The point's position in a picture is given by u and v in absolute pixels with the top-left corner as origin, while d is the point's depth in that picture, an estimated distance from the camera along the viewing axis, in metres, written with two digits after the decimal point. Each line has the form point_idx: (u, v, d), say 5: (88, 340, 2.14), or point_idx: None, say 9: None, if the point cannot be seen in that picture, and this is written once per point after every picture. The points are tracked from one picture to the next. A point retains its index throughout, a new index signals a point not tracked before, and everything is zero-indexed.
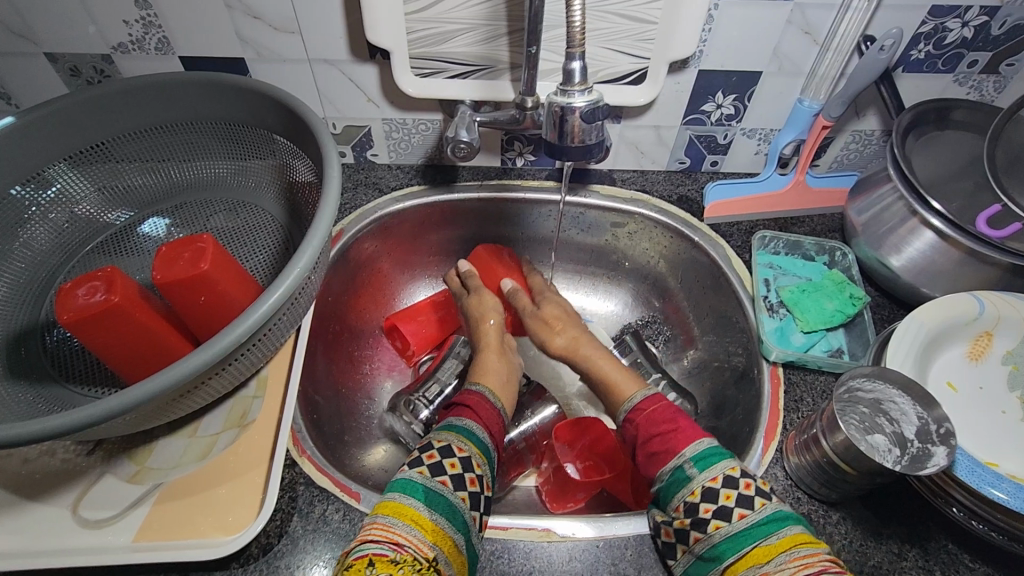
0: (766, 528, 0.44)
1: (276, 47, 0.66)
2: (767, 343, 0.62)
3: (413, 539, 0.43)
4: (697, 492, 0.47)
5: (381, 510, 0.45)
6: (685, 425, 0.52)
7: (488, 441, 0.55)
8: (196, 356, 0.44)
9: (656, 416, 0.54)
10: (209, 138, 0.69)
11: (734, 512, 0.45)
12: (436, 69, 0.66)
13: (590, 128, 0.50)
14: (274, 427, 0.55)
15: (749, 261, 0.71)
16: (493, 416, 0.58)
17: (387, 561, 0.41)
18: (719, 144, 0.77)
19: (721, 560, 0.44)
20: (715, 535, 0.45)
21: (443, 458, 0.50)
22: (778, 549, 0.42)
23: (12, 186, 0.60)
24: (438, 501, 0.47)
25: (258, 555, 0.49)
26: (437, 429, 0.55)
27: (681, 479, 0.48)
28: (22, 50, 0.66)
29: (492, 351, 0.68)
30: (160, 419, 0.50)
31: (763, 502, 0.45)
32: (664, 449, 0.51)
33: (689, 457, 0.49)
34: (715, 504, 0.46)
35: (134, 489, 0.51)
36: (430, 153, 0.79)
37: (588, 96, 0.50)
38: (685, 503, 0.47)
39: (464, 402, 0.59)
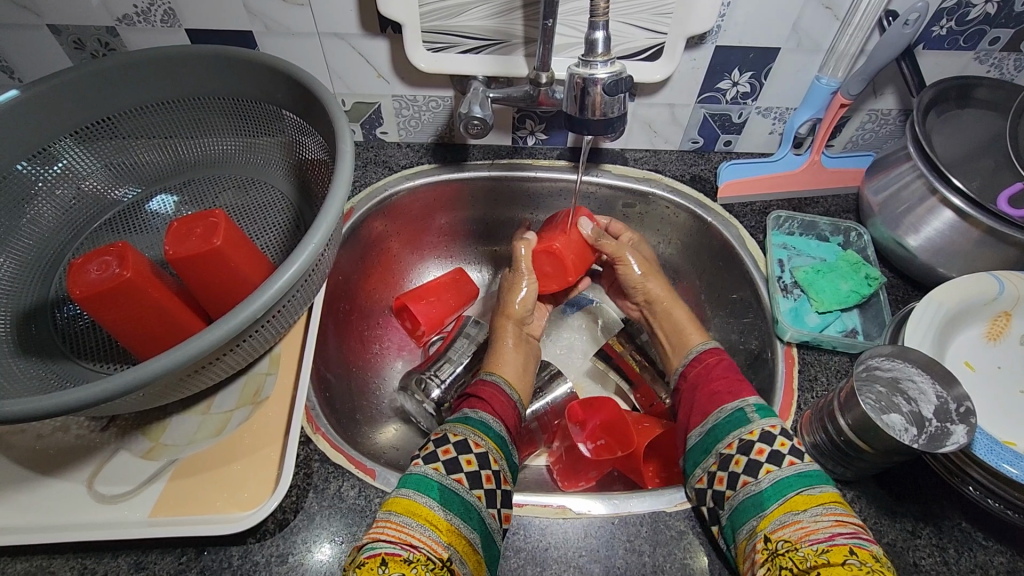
0: (810, 480, 0.45)
1: (285, 20, 0.65)
2: (782, 323, 0.62)
3: (426, 538, 0.43)
4: (756, 432, 0.50)
5: (393, 507, 0.45)
6: (745, 382, 0.57)
7: (504, 433, 0.56)
8: (209, 333, 0.44)
9: (718, 368, 0.59)
10: (216, 114, 0.68)
11: (785, 459, 0.47)
12: (448, 43, 0.64)
13: (612, 101, 0.49)
14: (289, 404, 0.55)
15: (763, 241, 0.71)
16: (508, 410, 0.59)
17: (400, 561, 0.40)
18: (733, 123, 0.75)
19: (764, 505, 0.45)
20: (764, 480, 0.47)
21: (460, 454, 0.50)
22: (817, 500, 0.44)
23: (18, 161, 0.59)
24: (452, 500, 0.46)
25: (275, 531, 0.49)
26: (451, 420, 0.55)
27: (739, 419, 0.52)
28: (25, 22, 0.64)
29: (511, 340, 0.68)
30: (174, 396, 0.49)
31: (812, 460, 0.47)
32: (728, 391, 0.55)
33: (752, 403, 0.53)
34: (769, 448, 0.48)
35: (149, 464, 0.51)
36: (440, 131, 0.77)
37: (610, 69, 0.49)
38: (741, 440, 0.50)
39: (477, 394, 0.59)
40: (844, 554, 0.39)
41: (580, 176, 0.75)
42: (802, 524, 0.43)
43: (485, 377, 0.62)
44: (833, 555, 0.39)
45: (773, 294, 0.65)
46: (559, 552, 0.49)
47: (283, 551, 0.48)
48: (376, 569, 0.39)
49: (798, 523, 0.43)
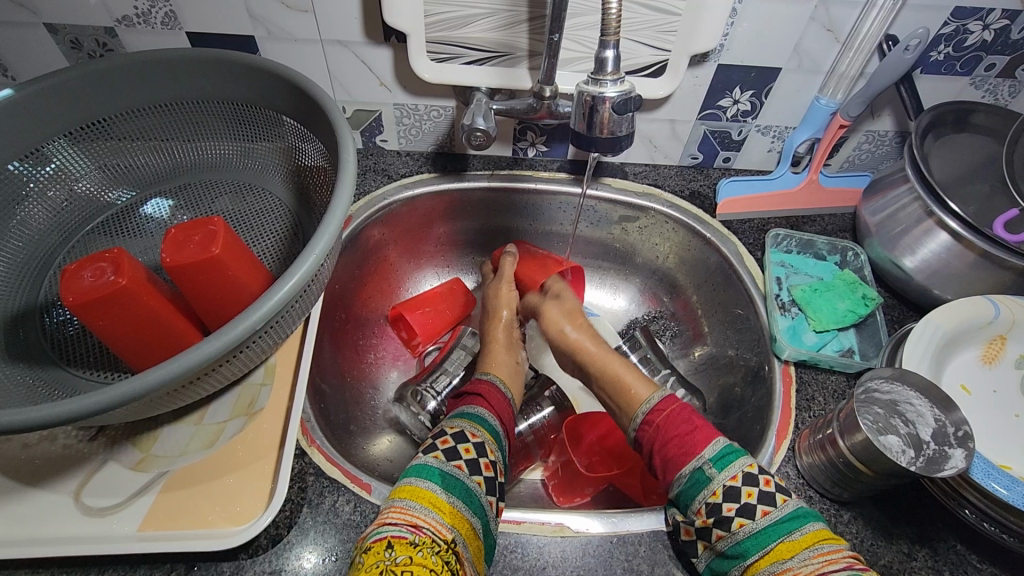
0: (789, 525, 0.44)
1: (288, 26, 0.64)
2: (779, 342, 0.62)
3: (431, 520, 0.43)
4: (719, 493, 0.46)
5: (398, 494, 0.45)
6: (703, 425, 0.51)
7: (499, 428, 0.55)
8: (210, 342, 0.43)
9: (674, 419, 0.52)
10: (215, 118, 0.67)
11: (757, 509, 0.45)
12: (452, 54, 0.64)
13: (621, 119, 0.49)
14: (285, 415, 0.54)
15: (760, 259, 0.71)
16: (503, 405, 0.58)
17: (405, 543, 0.40)
18: (733, 140, 0.76)
19: (744, 559, 0.44)
20: (738, 533, 0.45)
21: (458, 443, 0.50)
22: (803, 544, 0.43)
23: (9, 161, 0.58)
24: (454, 485, 0.46)
25: (267, 546, 0.48)
26: (450, 417, 0.55)
27: (699, 481, 0.47)
28: (21, 20, 0.63)
29: (501, 345, 0.68)
30: (166, 407, 0.48)
31: (783, 499, 0.45)
32: (682, 452, 0.49)
33: (708, 458, 0.48)
34: (738, 504, 0.46)
35: (139, 476, 0.50)
36: (441, 140, 0.77)
37: (618, 87, 0.49)
38: (707, 504, 0.46)
39: (478, 391, 0.58)
40: None
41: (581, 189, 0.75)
42: (791, 572, 0.42)
43: (479, 376, 0.61)
44: None
45: (771, 312, 0.65)
46: (556, 571, 0.49)
47: (275, 568, 0.47)
48: (383, 552, 0.40)
49: (789, 572, 0.42)
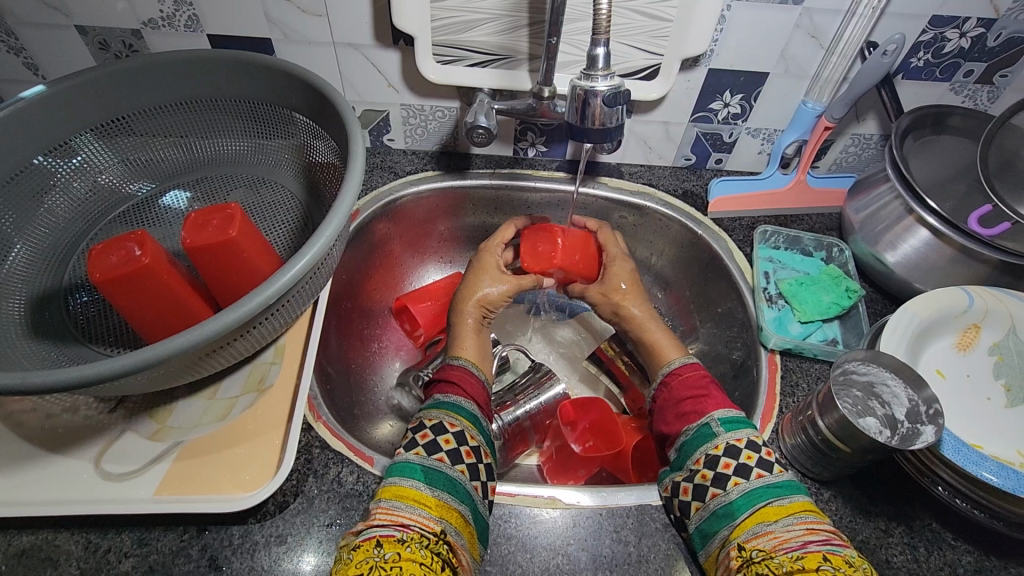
0: (778, 490, 0.46)
1: (303, 29, 0.68)
2: (766, 331, 0.65)
3: (417, 517, 0.45)
4: (721, 447, 0.50)
5: (381, 497, 0.47)
6: (715, 394, 0.56)
7: (477, 412, 0.58)
8: (223, 317, 0.46)
9: (686, 384, 0.58)
10: (231, 116, 0.71)
11: (752, 472, 0.48)
12: (456, 56, 0.68)
13: (611, 112, 0.52)
14: (293, 392, 0.57)
15: (750, 254, 0.74)
16: (479, 390, 0.61)
17: (393, 541, 0.42)
18: (724, 142, 0.79)
19: (734, 514, 0.46)
20: (732, 492, 0.48)
21: (436, 437, 0.53)
22: (788, 511, 0.45)
23: (38, 154, 0.62)
24: (437, 478, 0.49)
25: (274, 512, 0.51)
26: (426, 408, 0.57)
27: (705, 435, 0.52)
28: (54, 22, 0.68)
29: (470, 328, 0.69)
30: (182, 379, 0.52)
31: (780, 471, 0.48)
32: (694, 410, 0.55)
33: (717, 418, 0.53)
34: (736, 461, 0.49)
35: (155, 445, 0.53)
36: (445, 140, 0.81)
37: (610, 81, 0.52)
38: (708, 456, 0.51)
39: (447, 378, 0.61)
40: (818, 560, 0.40)
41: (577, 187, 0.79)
42: (774, 534, 0.43)
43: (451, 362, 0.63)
44: (807, 562, 0.40)
45: (759, 304, 0.68)
46: (548, 540, 0.51)
47: (282, 532, 0.50)
48: (371, 550, 0.41)
49: (770, 533, 0.43)
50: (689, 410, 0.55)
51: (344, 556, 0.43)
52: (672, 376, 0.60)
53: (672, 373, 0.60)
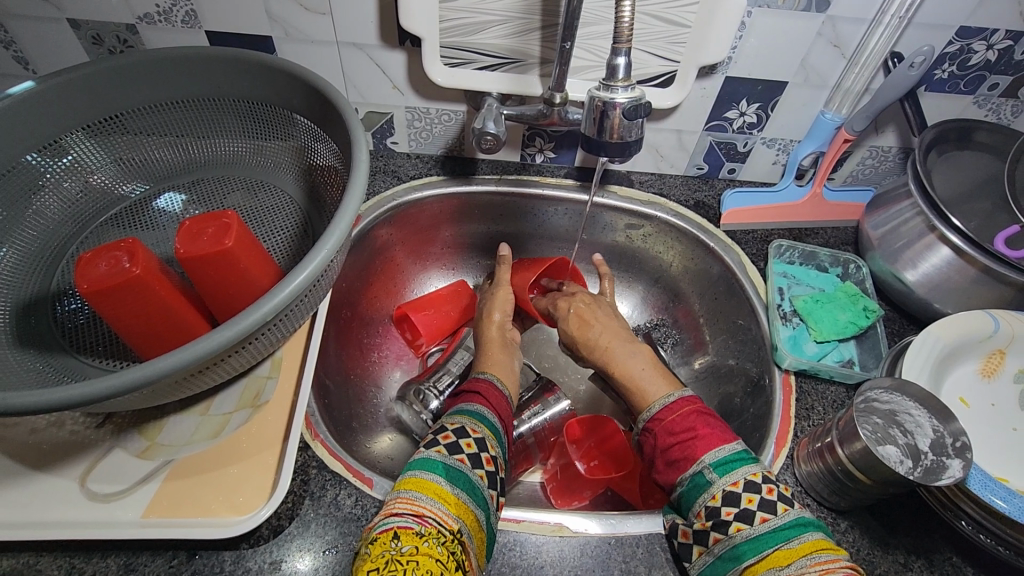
0: (787, 533, 0.44)
1: (305, 28, 0.66)
2: (780, 351, 0.63)
3: (437, 511, 0.43)
4: (718, 497, 0.47)
5: (403, 484, 0.46)
6: (707, 430, 0.52)
7: (498, 424, 0.55)
8: (218, 333, 0.44)
9: (676, 423, 0.53)
10: (229, 116, 0.69)
11: (756, 516, 0.45)
12: (465, 59, 0.66)
13: (630, 125, 0.49)
14: (290, 408, 0.55)
15: (763, 269, 0.72)
16: (502, 403, 0.58)
17: (412, 534, 0.41)
18: (738, 152, 0.77)
19: (740, 560, 0.44)
20: (736, 538, 0.45)
21: (458, 439, 0.50)
22: (799, 553, 0.42)
23: (27, 152, 0.60)
24: (458, 476, 0.47)
25: (268, 537, 0.48)
26: (450, 414, 0.55)
27: (700, 485, 0.48)
28: (45, 15, 0.65)
29: (497, 345, 0.67)
30: (173, 396, 0.49)
31: (785, 507, 0.45)
32: (683, 457, 0.51)
33: (709, 463, 0.49)
34: (738, 508, 0.46)
35: (144, 464, 0.51)
36: (450, 144, 0.78)
37: (631, 93, 0.49)
38: (707, 507, 0.47)
39: (474, 389, 0.59)
40: None
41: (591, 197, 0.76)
42: None
43: (477, 376, 0.61)
44: None
45: (773, 322, 0.66)
46: (554, 570, 0.49)
47: (276, 558, 0.47)
48: (389, 542, 0.40)
49: None
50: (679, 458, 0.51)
51: (365, 543, 0.42)
52: (664, 413, 0.54)
53: (661, 412, 0.54)
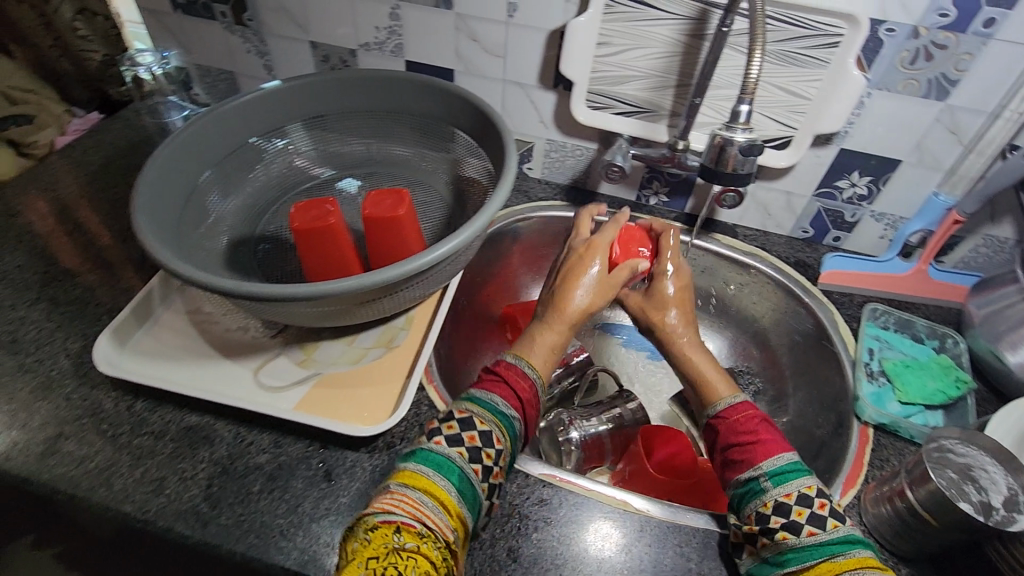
0: (834, 547, 0.46)
1: (482, 66, 0.81)
2: (862, 403, 0.65)
3: (438, 521, 0.44)
4: (770, 504, 0.49)
5: (413, 481, 0.47)
6: (765, 437, 0.54)
7: (516, 416, 0.55)
8: (383, 272, 0.57)
9: (740, 422, 0.56)
10: (404, 126, 0.85)
11: (803, 529, 0.47)
12: (606, 104, 0.78)
13: (744, 160, 0.58)
14: (415, 354, 0.66)
15: (856, 329, 0.75)
16: (527, 389, 0.57)
17: (413, 532, 0.43)
18: (845, 221, 0.82)
19: (784, 565, 0.47)
20: (781, 545, 0.47)
21: (462, 432, 0.51)
22: (845, 567, 0.44)
23: (251, 136, 0.80)
24: (469, 493, 0.48)
25: (382, 449, 0.59)
26: (459, 399, 0.55)
27: (754, 491, 0.50)
28: (297, 37, 0.87)
29: (557, 324, 0.64)
30: (335, 320, 0.63)
31: (835, 526, 0.47)
32: (743, 459, 0.53)
33: (766, 471, 0.51)
34: (784, 519, 0.48)
35: (301, 371, 0.64)
36: (577, 176, 0.90)
37: (749, 134, 0.57)
38: (758, 513, 0.49)
39: (500, 374, 0.58)
40: None
41: (693, 237, 0.84)
42: None
43: (503, 356, 0.61)
44: None
45: (858, 376, 0.68)
46: (614, 537, 0.54)
47: (386, 466, 0.57)
48: (391, 535, 0.42)
49: None
50: (743, 459, 0.53)
51: (362, 527, 0.44)
52: (724, 414, 0.58)
53: (725, 410, 0.58)
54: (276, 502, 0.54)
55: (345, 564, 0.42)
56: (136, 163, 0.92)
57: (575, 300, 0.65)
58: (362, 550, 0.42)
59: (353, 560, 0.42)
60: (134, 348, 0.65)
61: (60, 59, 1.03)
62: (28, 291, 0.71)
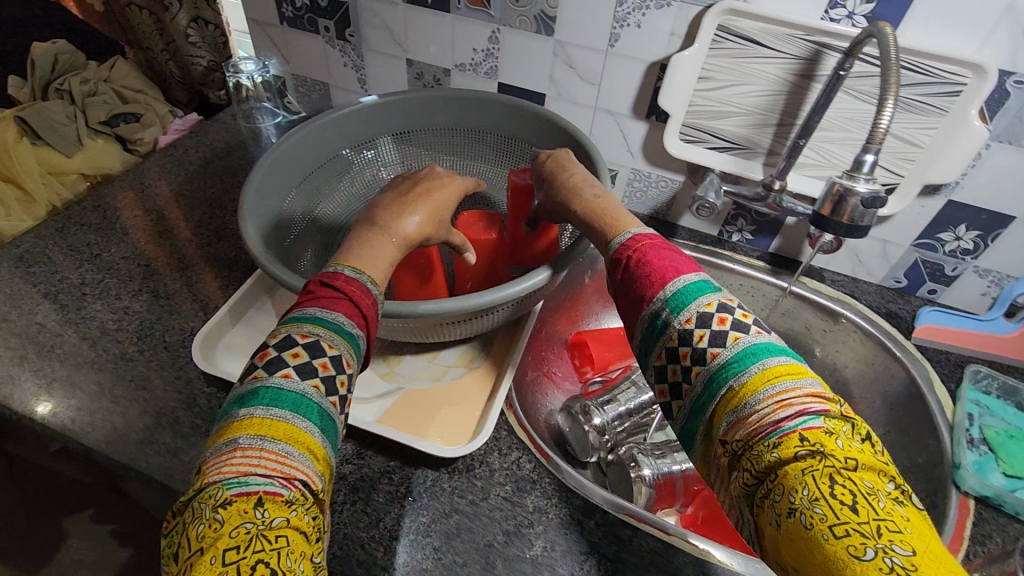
0: (748, 365, 0.38)
1: (574, 92, 0.82)
2: (963, 471, 0.61)
3: (307, 470, 0.35)
4: (675, 336, 0.42)
5: (268, 432, 0.35)
6: (676, 258, 0.46)
7: (351, 322, 0.42)
8: (478, 296, 0.56)
9: (645, 252, 0.47)
10: (488, 145, 0.86)
11: (708, 354, 0.40)
12: (700, 138, 0.77)
13: (865, 212, 0.57)
14: (495, 377, 0.68)
15: (954, 391, 0.71)
16: (362, 299, 0.45)
17: (280, 502, 0.33)
18: (944, 274, 0.78)
19: (706, 406, 0.39)
20: (698, 383, 0.40)
21: (313, 359, 0.39)
22: (757, 390, 0.37)
23: (344, 148, 0.82)
24: (330, 428, 0.39)
25: (461, 470, 0.59)
26: (293, 320, 0.41)
27: (659, 327, 0.43)
28: (394, 54, 0.90)
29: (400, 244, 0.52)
30: (421, 337, 0.63)
31: (737, 337, 0.39)
32: (651, 283, 0.45)
33: (668, 296, 0.43)
34: (692, 349, 0.41)
35: (385, 383, 0.66)
36: (659, 207, 0.89)
37: (872, 185, 0.56)
38: (667, 349, 0.42)
39: (331, 287, 0.44)
40: (797, 443, 0.34)
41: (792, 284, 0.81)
42: (746, 421, 0.36)
43: (327, 271, 0.46)
44: (786, 448, 0.34)
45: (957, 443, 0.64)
46: None
47: (465, 488, 0.57)
48: (250, 510, 0.32)
49: (745, 421, 0.36)
50: (646, 285, 0.45)
51: (209, 504, 0.32)
52: (622, 247, 0.49)
53: (627, 240, 0.49)
54: (358, 514, 0.55)
55: (193, 557, 0.31)
56: (231, 165, 0.96)
57: (402, 223, 0.53)
58: (211, 538, 0.31)
59: (204, 555, 0.31)
60: (224, 348, 0.69)
61: (169, 62, 1.15)
62: (131, 282, 0.75)
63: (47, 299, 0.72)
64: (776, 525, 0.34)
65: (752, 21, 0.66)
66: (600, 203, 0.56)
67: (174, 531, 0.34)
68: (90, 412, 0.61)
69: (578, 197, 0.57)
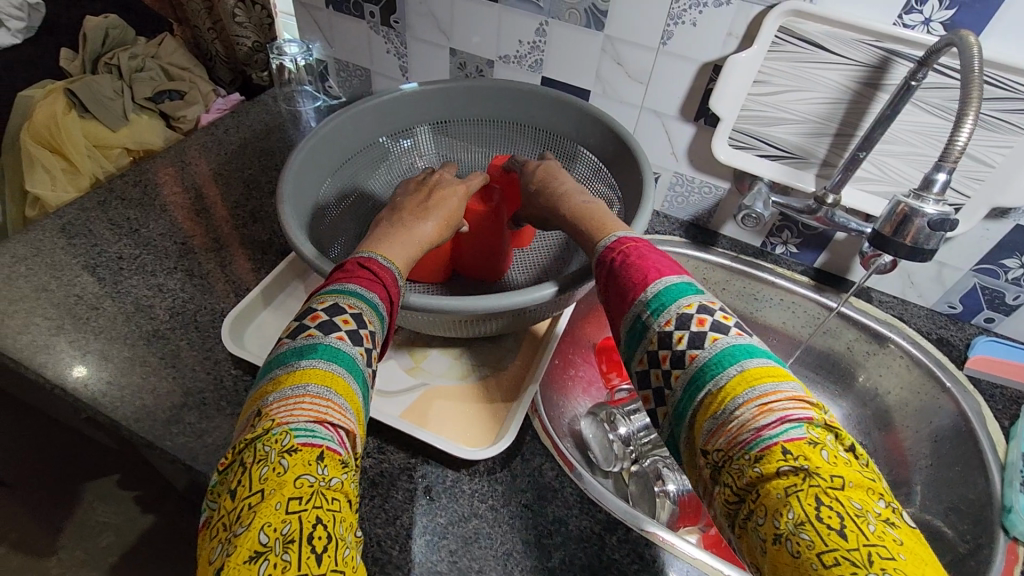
0: (729, 360, 0.37)
1: (621, 89, 0.79)
2: (1014, 515, 0.57)
3: (356, 432, 0.36)
4: (655, 339, 0.41)
5: (332, 387, 0.36)
6: (658, 260, 0.45)
7: (383, 309, 0.43)
8: (507, 296, 0.54)
9: (626, 253, 0.47)
10: (527, 140, 0.84)
11: (687, 356, 0.39)
12: (750, 145, 0.73)
13: (932, 234, 0.53)
14: (522, 380, 0.66)
15: (1007, 429, 0.66)
16: (394, 290, 0.46)
17: (337, 461, 0.33)
18: (1005, 303, 0.73)
19: (686, 416, 0.38)
20: (677, 387, 0.39)
21: (360, 330, 0.40)
22: (732, 394, 0.36)
23: (382, 135, 0.80)
24: (369, 400, 0.40)
25: (481, 472, 0.58)
26: (338, 290, 0.42)
27: (638, 328, 0.42)
28: (438, 43, 0.88)
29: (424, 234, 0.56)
30: (447, 331, 0.62)
31: (716, 338, 0.38)
32: (636, 284, 0.44)
33: (651, 295, 0.42)
34: (671, 351, 0.39)
35: (409, 378, 0.65)
36: (700, 214, 0.86)
37: (942, 207, 0.53)
38: (647, 353, 0.41)
39: (370, 270, 0.45)
40: (778, 459, 0.33)
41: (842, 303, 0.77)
42: (726, 427, 0.35)
43: (363, 256, 0.48)
44: (766, 464, 0.33)
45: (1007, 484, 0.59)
46: None
47: (484, 491, 0.56)
48: (313, 464, 0.32)
49: (725, 428, 0.35)
50: (629, 286, 0.44)
51: (275, 449, 0.32)
52: (609, 248, 0.48)
53: (612, 243, 0.49)
54: (376, 510, 0.54)
55: (253, 499, 0.31)
56: (269, 147, 0.96)
57: (421, 226, 0.55)
58: (275, 483, 0.31)
59: (268, 498, 0.31)
60: (254, 330, 0.69)
61: (215, 42, 1.15)
62: (167, 259, 0.76)
63: (86, 271, 0.73)
64: (760, 551, 0.32)
65: (817, 24, 0.62)
66: (589, 207, 0.56)
67: (230, 469, 0.34)
68: (120, 387, 0.62)
69: (568, 202, 0.59)
